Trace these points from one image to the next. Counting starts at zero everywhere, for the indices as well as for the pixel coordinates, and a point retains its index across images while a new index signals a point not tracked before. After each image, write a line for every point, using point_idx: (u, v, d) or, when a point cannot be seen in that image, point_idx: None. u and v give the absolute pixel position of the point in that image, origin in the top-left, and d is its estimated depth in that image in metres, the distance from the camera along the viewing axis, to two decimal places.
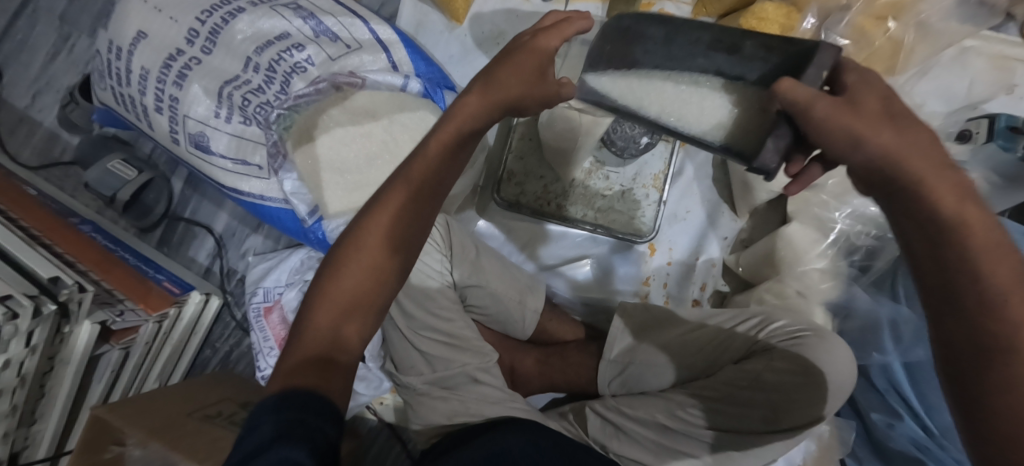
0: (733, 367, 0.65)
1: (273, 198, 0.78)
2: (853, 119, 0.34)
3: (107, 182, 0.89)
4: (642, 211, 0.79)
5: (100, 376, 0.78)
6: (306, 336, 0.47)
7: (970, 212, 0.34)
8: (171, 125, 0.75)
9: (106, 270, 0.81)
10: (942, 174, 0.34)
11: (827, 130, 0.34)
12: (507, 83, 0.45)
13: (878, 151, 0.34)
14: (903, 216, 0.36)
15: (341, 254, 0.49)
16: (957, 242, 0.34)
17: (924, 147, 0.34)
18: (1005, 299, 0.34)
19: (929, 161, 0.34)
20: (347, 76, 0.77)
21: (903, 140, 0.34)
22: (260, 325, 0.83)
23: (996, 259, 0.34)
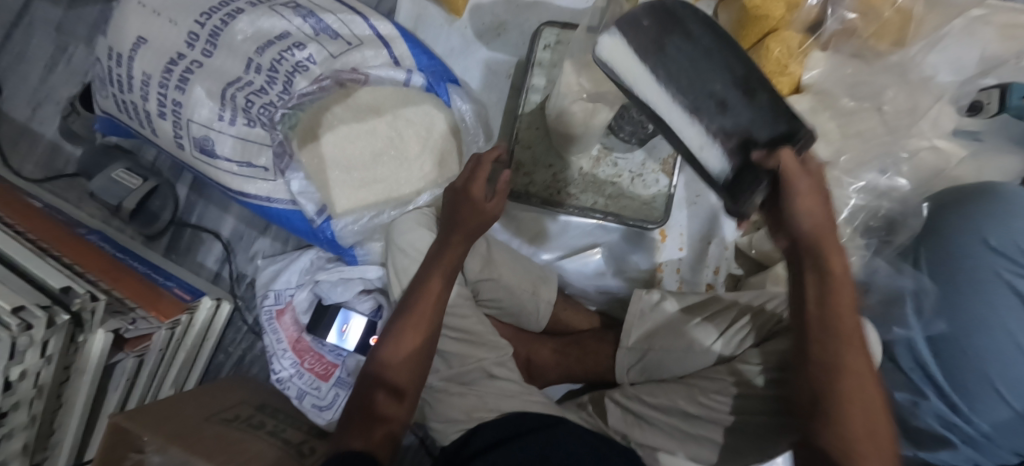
0: (755, 348, 0.65)
1: (280, 200, 0.77)
2: (809, 198, 0.49)
3: (112, 191, 0.89)
4: (653, 197, 0.77)
5: (116, 384, 0.78)
6: (360, 417, 0.65)
7: (838, 268, 0.51)
8: (174, 129, 0.73)
9: (117, 280, 0.81)
10: (831, 244, 0.51)
11: (796, 195, 0.48)
12: (468, 221, 0.69)
13: (810, 219, 0.50)
14: (801, 259, 0.52)
15: (381, 356, 0.67)
16: (824, 285, 0.51)
17: (828, 224, 0.51)
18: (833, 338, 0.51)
19: (830, 237, 0.51)
20: (350, 73, 0.77)
21: (824, 211, 0.50)
22: (272, 327, 0.82)
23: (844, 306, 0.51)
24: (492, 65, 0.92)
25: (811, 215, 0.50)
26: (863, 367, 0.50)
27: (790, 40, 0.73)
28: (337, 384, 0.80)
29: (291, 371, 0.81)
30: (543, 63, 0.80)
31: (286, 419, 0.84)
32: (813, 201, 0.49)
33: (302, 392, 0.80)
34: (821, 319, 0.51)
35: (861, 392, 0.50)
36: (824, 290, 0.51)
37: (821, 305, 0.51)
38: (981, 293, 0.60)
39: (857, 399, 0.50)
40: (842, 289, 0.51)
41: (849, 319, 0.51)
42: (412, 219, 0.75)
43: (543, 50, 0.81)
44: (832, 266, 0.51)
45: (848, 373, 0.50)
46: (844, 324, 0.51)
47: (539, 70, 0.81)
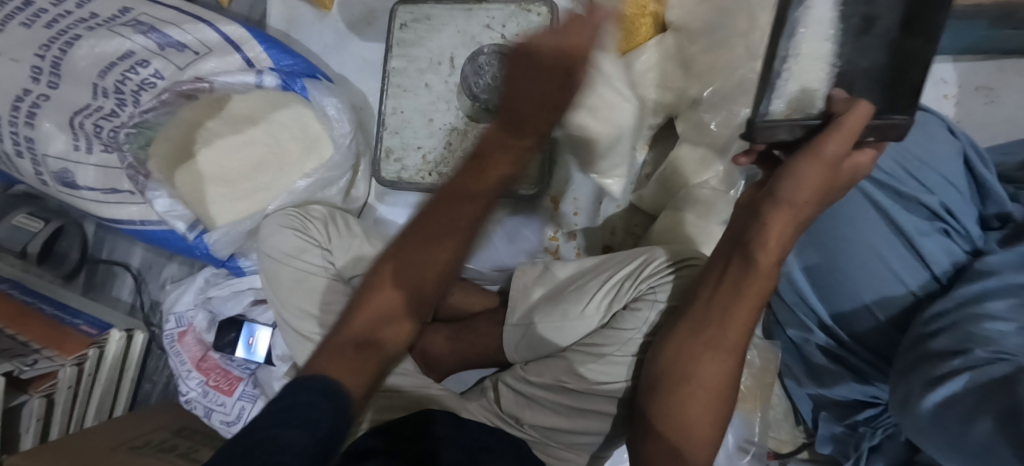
0: (624, 314, 0.60)
1: (153, 222, 0.76)
2: (812, 166, 0.44)
3: (16, 237, 0.91)
4: (525, 165, 0.73)
5: (27, 424, 0.77)
6: (339, 335, 0.50)
7: (766, 257, 0.48)
8: (35, 167, 0.74)
9: (24, 324, 0.83)
10: (786, 219, 0.47)
11: (822, 144, 0.44)
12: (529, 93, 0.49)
13: (795, 178, 0.45)
14: (750, 230, 0.49)
15: (375, 279, 0.53)
16: (751, 255, 0.48)
17: (809, 188, 0.45)
18: (725, 317, 0.49)
19: (781, 224, 0.47)
20: (191, 83, 0.75)
21: (825, 173, 0.45)
22: (175, 349, 0.82)
23: (755, 289, 0.48)
24: (367, 55, 0.89)
25: (801, 184, 0.45)
26: (729, 363, 0.49)
27: None
28: (242, 397, 0.79)
29: (198, 390, 0.80)
30: (402, 43, 0.77)
31: (203, 439, 0.83)
32: (821, 157, 0.44)
33: (208, 410, 0.79)
34: (722, 304, 0.49)
35: (718, 384, 0.49)
36: (740, 278, 0.49)
37: (735, 295, 0.49)
38: (843, 215, 0.60)
39: (709, 385, 0.49)
40: (759, 285, 0.48)
41: (746, 313, 0.49)
42: (275, 223, 0.72)
43: (400, 29, 0.77)
44: (767, 247, 0.47)
45: (715, 360, 0.49)
46: (738, 320, 0.49)
47: (399, 52, 0.77)
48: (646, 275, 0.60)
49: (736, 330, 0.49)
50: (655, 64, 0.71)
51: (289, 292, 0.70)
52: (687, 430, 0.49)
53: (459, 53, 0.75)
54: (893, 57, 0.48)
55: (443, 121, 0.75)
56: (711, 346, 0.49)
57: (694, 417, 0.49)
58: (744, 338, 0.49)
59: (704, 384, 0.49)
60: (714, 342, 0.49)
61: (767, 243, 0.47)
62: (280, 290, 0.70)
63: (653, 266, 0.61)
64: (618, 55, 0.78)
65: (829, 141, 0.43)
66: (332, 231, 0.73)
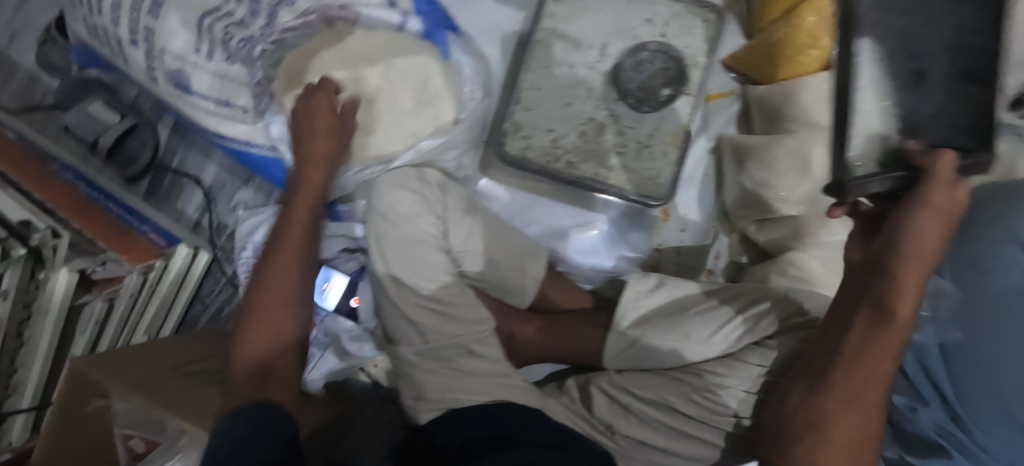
0: (751, 352, 0.60)
1: (258, 146, 0.71)
2: (920, 216, 0.44)
3: (89, 126, 0.85)
4: (659, 172, 0.70)
5: (84, 328, 0.75)
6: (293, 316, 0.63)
7: (902, 308, 0.46)
8: (148, 60, 0.68)
9: (88, 220, 0.78)
10: (915, 268, 0.45)
11: (928, 205, 0.44)
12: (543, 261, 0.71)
13: (915, 226, 0.44)
14: (875, 281, 0.47)
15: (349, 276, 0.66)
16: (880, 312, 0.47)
17: (926, 240, 0.44)
18: (852, 368, 0.48)
19: (910, 277, 0.45)
20: (337, 9, 0.74)
21: (931, 232, 0.44)
22: (249, 280, 0.79)
23: (886, 342, 0.47)
24: (497, 18, 0.83)
25: (923, 238, 0.44)
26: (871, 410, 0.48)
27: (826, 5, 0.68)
28: None
29: None
30: (553, 18, 0.73)
31: None
32: (930, 219, 0.44)
33: None
34: (859, 354, 0.48)
35: (860, 430, 0.48)
36: (870, 331, 0.47)
37: (869, 346, 0.47)
38: None
39: (851, 431, 0.48)
40: (892, 338, 0.47)
41: (882, 361, 0.47)
42: (392, 179, 0.69)
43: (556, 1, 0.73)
44: (902, 301, 0.46)
45: (856, 406, 0.48)
46: (865, 371, 0.47)
47: (549, 24, 0.73)
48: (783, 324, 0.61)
49: (876, 377, 0.48)
50: (814, 100, 0.69)
51: (396, 252, 0.67)
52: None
53: (613, 42, 0.72)
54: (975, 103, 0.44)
55: (581, 109, 0.72)
56: (852, 391, 0.48)
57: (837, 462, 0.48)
58: (880, 391, 0.48)
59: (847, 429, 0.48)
60: (857, 388, 0.48)
61: (898, 295, 0.46)
62: (388, 249, 0.67)
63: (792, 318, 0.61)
64: (768, 84, 0.76)
65: (934, 188, 0.43)
66: (454, 204, 0.71)
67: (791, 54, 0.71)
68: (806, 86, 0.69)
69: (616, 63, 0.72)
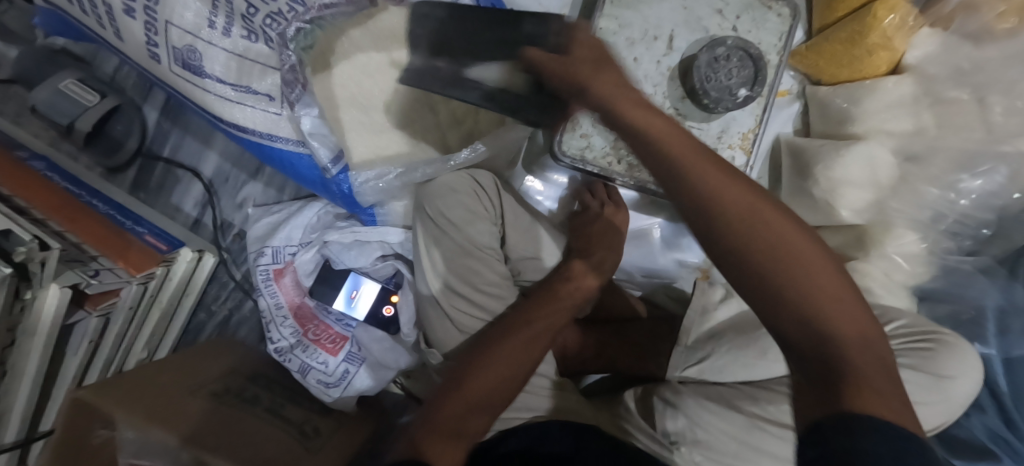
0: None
1: (283, 139, 0.62)
2: (636, 113, 0.38)
3: (60, 108, 0.72)
4: None
5: (76, 347, 0.65)
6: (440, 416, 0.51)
7: (768, 230, 0.35)
8: (147, 34, 0.55)
9: (73, 221, 0.67)
10: (702, 166, 0.36)
11: (649, 127, 0.38)
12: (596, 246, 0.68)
13: (653, 131, 0.38)
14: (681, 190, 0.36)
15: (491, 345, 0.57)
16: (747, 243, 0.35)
17: (690, 150, 0.37)
18: (805, 307, 0.34)
19: (694, 163, 0.37)
20: None
21: (669, 130, 0.38)
22: (270, 290, 0.71)
23: (785, 263, 0.35)
24: None
25: (688, 158, 0.37)
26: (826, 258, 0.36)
27: (903, 6, 0.63)
28: (347, 359, 0.72)
29: (292, 341, 0.71)
30: (616, 3, 0.67)
31: (284, 393, 0.73)
32: (657, 126, 0.38)
33: (305, 366, 0.70)
34: (725, 246, 0.36)
35: (872, 351, 0.34)
36: (703, 214, 0.36)
37: (723, 205, 0.35)
38: None
39: (855, 337, 0.34)
40: (807, 264, 0.35)
41: (800, 237, 0.36)
42: (448, 182, 0.62)
43: None
44: (734, 208, 0.35)
45: (776, 284, 0.35)
46: (813, 309, 0.34)
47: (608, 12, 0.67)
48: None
49: (823, 263, 0.35)
50: (886, 104, 0.65)
51: (450, 264, 0.62)
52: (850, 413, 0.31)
53: (680, 32, 0.66)
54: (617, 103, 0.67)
55: None
56: (800, 288, 0.34)
57: (850, 389, 0.32)
58: (862, 337, 0.34)
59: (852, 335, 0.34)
60: (787, 269, 0.35)
61: (702, 181, 0.36)
62: (440, 260, 0.62)
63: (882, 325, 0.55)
64: (830, 84, 0.72)
65: (595, 86, 0.40)
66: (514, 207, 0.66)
67: (857, 57, 0.67)
68: (876, 90, 0.65)
69: (682, 57, 0.66)
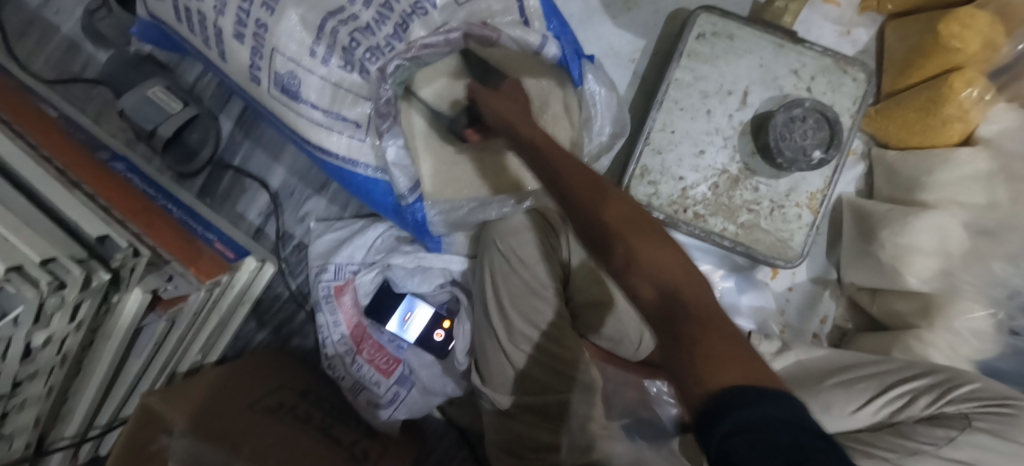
0: (915, 425, 0.54)
1: (364, 165, 0.64)
2: (567, 170, 0.45)
3: (147, 114, 0.75)
4: (792, 233, 0.67)
5: (141, 349, 0.65)
6: None
7: (654, 238, 0.38)
8: (253, 58, 0.58)
9: (146, 224, 0.66)
10: (597, 197, 0.41)
11: (559, 169, 0.45)
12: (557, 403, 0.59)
13: (554, 172, 0.45)
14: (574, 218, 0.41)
15: None
16: (627, 241, 0.37)
17: (582, 185, 0.43)
18: (668, 283, 0.35)
19: (587, 194, 0.42)
20: (480, 27, 0.60)
21: (564, 166, 0.45)
22: (330, 307, 0.73)
23: (654, 248, 0.37)
24: (615, 43, 0.77)
25: (576, 182, 0.43)
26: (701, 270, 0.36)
27: (980, 81, 0.64)
28: (399, 382, 0.73)
29: (346, 360, 0.72)
30: (694, 56, 0.68)
31: (331, 410, 0.75)
32: (560, 165, 0.46)
33: (359, 386, 0.72)
34: (623, 257, 0.37)
35: (721, 331, 0.31)
36: (600, 228, 0.39)
37: (617, 221, 0.39)
38: None
39: (712, 320, 0.32)
40: (668, 248, 0.37)
41: (679, 256, 0.37)
42: (521, 221, 0.65)
43: (696, 39, 0.68)
44: (608, 214, 0.39)
45: (645, 278, 0.35)
46: (676, 281, 0.35)
47: (688, 62, 0.68)
48: (948, 399, 0.55)
49: (666, 261, 0.36)
50: (959, 178, 0.66)
51: (515, 301, 0.63)
52: (713, 382, 0.28)
53: (754, 89, 0.67)
54: (693, 160, 0.68)
55: (714, 159, 0.68)
56: (670, 283, 0.34)
57: (711, 365, 0.29)
58: (700, 306, 0.33)
59: (698, 315, 0.32)
60: (659, 268, 0.35)
61: (600, 212, 0.40)
62: (504, 294, 0.63)
63: (956, 388, 0.55)
64: (898, 149, 0.74)
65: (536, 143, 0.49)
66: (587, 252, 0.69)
67: (931, 126, 0.67)
68: (950, 161, 0.66)
69: (756, 113, 0.67)
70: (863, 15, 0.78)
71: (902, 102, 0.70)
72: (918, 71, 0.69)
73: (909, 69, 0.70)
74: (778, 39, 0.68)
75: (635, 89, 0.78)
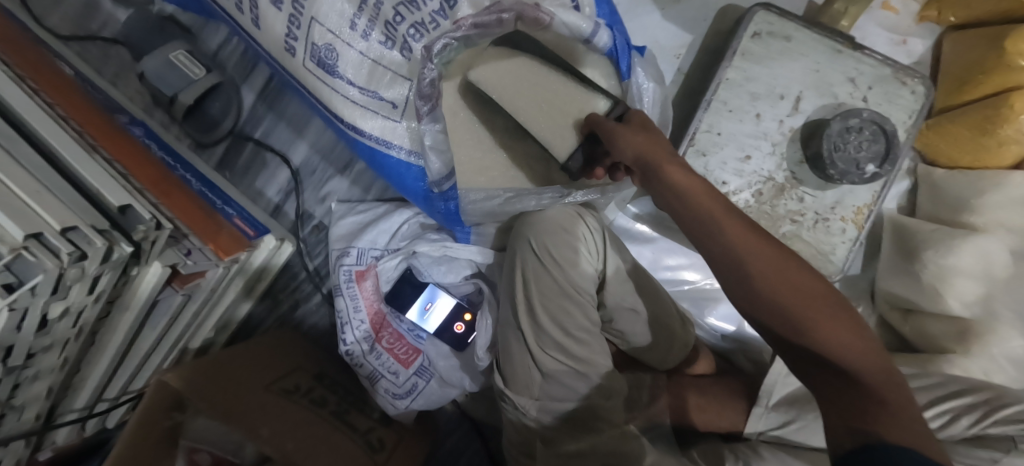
0: (958, 444, 0.52)
1: (398, 148, 0.61)
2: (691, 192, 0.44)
3: (169, 79, 0.72)
4: (834, 248, 0.65)
5: (156, 322, 0.63)
6: None
7: (808, 287, 0.40)
8: (290, 28, 0.55)
9: (166, 194, 0.63)
10: (736, 232, 0.42)
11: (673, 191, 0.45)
12: None
13: (676, 197, 0.45)
14: (712, 255, 0.43)
15: None
16: (775, 293, 0.40)
17: (711, 213, 0.43)
18: (817, 341, 0.38)
19: (724, 224, 0.42)
20: (535, 10, 0.55)
21: (687, 189, 0.45)
22: (351, 292, 0.69)
23: (801, 298, 0.39)
24: (661, 37, 0.74)
25: (704, 213, 0.43)
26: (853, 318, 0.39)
27: None
28: (418, 373, 0.71)
29: (365, 346, 0.70)
30: (747, 55, 0.65)
31: (346, 396, 0.73)
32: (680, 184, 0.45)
33: (377, 374, 0.70)
34: (771, 307, 0.40)
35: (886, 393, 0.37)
36: (740, 268, 0.41)
37: (761, 266, 0.40)
38: None
39: (882, 386, 0.37)
40: (821, 300, 0.39)
41: (825, 298, 0.40)
42: (559, 217, 0.62)
43: (750, 38, 0.65)
44: (746, 256, 0.41)
45: (809, 338, 0.39)
46: (829, 338, 0.38)
47: (740, 62, 0.65)
48: (992, 420, 0.53)
49: (815, 312, 0.39)
50: (1010, 201, 0.64)
51: (545, 299, 0.61)
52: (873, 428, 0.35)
53: (807, 95, 0.65)
54: (736, 164, 0.65)
55: (760, 166, 0.65)
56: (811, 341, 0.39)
57: (891, 432, 0.35)
58: (859, 368, 0.38)
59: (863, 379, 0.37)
60: (813, 323, 0.39)
61: (747, 251, 0.41)
62: (535, 291, 0.62)
63: (1001, 410, 0.54)
64: (950, 167, 0.71)
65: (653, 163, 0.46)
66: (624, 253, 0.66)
67: (985, 147, 0.65)
68: (1001, 184, 0.64)
69: (807, 120, 0.65)
70: (921, 24, 0.75)
71: (955, 118, 0.67)
72: (976, 89, 0.66)
73: (966, 85, 0.68)
74: (838, 44, 0.64)
75: (679, 87, 0.75)
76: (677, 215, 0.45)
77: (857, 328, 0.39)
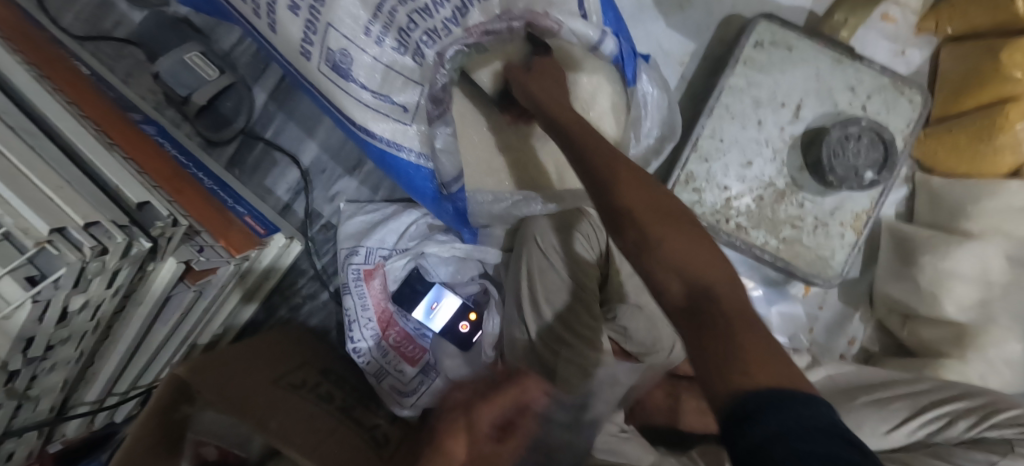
0: (954, 447, 0.54)
1: (408, 150, 0.62)
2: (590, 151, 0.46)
3: (183, 79, 0.74)
4: (834, 252, 0.67)
5: (167, 317, 0.64)
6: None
7: (671, 226, 0.38)
8: (306, 31, 0.55)
9: (179, 190, 0.64)
10: (635, 185, 0.42)
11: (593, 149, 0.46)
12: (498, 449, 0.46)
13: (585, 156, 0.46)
14: (602, 207, 0.42)
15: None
16: (644, 228, 0.38)
17: (615, 166, 0.44)
18: (706, 284, 0.35)
19: (615, 173, 0.43)
20: (544, 18, 0.58)
21: (592, 151, 0.46)
22: (359, 291, 0.71)
23: (694, 242, 0.38)
24: (665, 44, 0.76)
25: (607, 164, 0.44)
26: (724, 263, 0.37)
27: None
28: (423, 370, 0.73)
29: (372, 344, 0.71)
30: (750, 64, 0.67)
31: (352, 392, 0.74)
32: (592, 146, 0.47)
33: (383, 371, 0.71)
34: (643, 239, 0.38)
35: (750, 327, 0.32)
36: (629, 210, 0.40)
37: (644, 206, 0.40)
38: None
39: (737, 315, 0.33)
40: (693, 239, 0.37)
41: (697, 240, 0.38)
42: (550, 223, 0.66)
43: (753, 47, 0.67)
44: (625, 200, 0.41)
45: (668, 270, 0.36)
46: (716, 275, 0.35)
47: (743, 69, 0.67)
48: (989, 423, 0.55)
49: (710, 257, 0.37)
50: (1007, 208, 0.65)
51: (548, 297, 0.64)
52: (738, 384, 0.29)
53: (808, 102, 0.66)
54: (738, 170, 0.67)
55: (761, 171, 0.67)
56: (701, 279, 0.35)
57: (742, 364, 0.30)
58: (729, 306, 0.34)
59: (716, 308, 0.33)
60: (686, 260, 0.36)
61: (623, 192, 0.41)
62: (542, 294, 0.64)
63: (997, 414, 0.55)
64: (943, 175, 0.73)
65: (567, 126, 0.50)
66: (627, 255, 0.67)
67: (981, 153, 0.66)
68: (998, 191, 0.65)
69: (808, 127, 0.66)
70: (919, 36, 0.77)
71: (951, 127, 0.69)
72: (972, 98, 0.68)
73: (961, 94, 0.69)
74: (837, 54, 0.66)
75: (682, 93, 0.76)
76: (583, 174, 0.46)
77: (745, 299, 0.35)
